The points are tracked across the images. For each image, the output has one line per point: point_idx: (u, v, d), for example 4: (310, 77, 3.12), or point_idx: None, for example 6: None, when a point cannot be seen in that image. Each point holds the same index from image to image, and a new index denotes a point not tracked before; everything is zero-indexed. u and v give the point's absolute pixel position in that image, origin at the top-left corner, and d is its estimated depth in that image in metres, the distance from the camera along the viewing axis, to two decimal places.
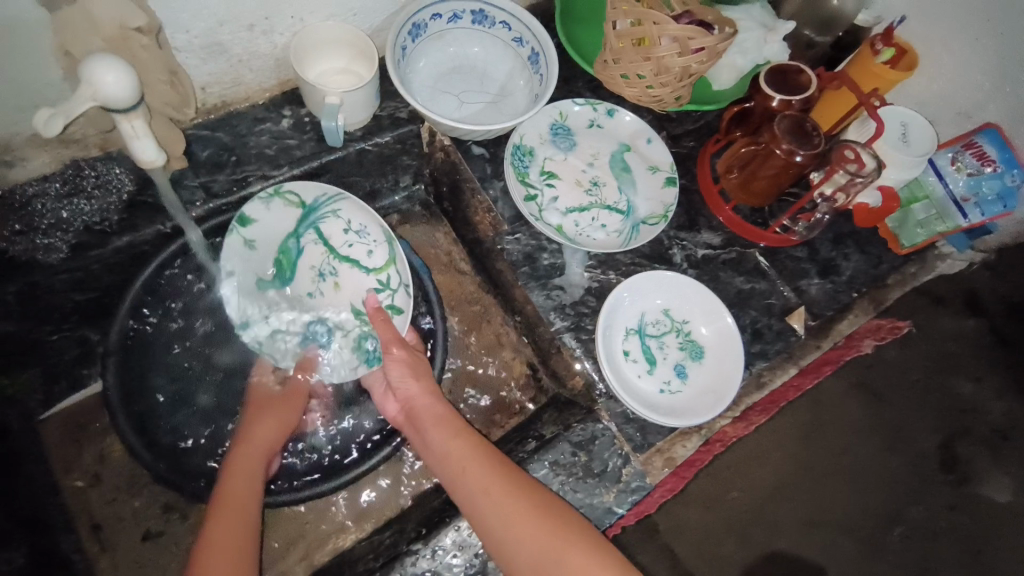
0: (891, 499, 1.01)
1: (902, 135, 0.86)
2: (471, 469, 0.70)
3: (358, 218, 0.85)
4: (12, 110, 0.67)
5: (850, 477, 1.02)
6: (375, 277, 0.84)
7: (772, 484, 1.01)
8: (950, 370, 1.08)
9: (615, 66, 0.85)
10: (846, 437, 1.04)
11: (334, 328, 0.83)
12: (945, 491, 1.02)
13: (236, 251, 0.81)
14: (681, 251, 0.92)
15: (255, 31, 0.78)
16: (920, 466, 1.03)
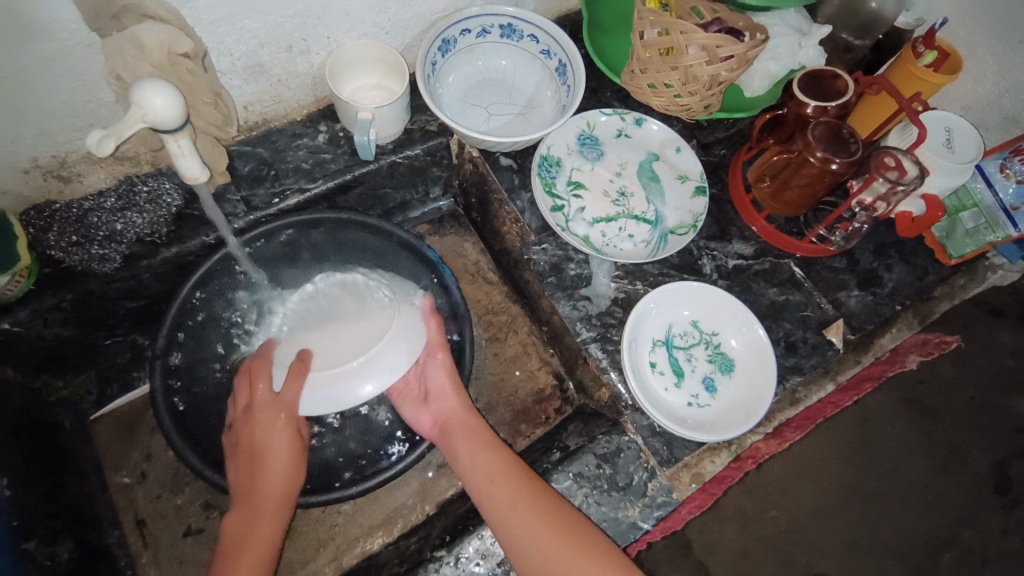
0: (945, 522, 0.97)
1: (946, 139, 0.82)
2: (499, 482, 0.72)
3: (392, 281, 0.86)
4: (71, 132, 0.73)
5: (903, 497, 0.98)
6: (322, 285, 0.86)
7: (815, 504, 0.98)
8: (1008, 388, 1.04)
9: (643, 75, 0.85)
10: (897, 454, 1.00)
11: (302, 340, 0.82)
12: (999, 516, 0.98)
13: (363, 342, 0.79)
14: (711, 262, 0.90)
15: (293, 52, 0.81)
16: (975, 487, 0.99)
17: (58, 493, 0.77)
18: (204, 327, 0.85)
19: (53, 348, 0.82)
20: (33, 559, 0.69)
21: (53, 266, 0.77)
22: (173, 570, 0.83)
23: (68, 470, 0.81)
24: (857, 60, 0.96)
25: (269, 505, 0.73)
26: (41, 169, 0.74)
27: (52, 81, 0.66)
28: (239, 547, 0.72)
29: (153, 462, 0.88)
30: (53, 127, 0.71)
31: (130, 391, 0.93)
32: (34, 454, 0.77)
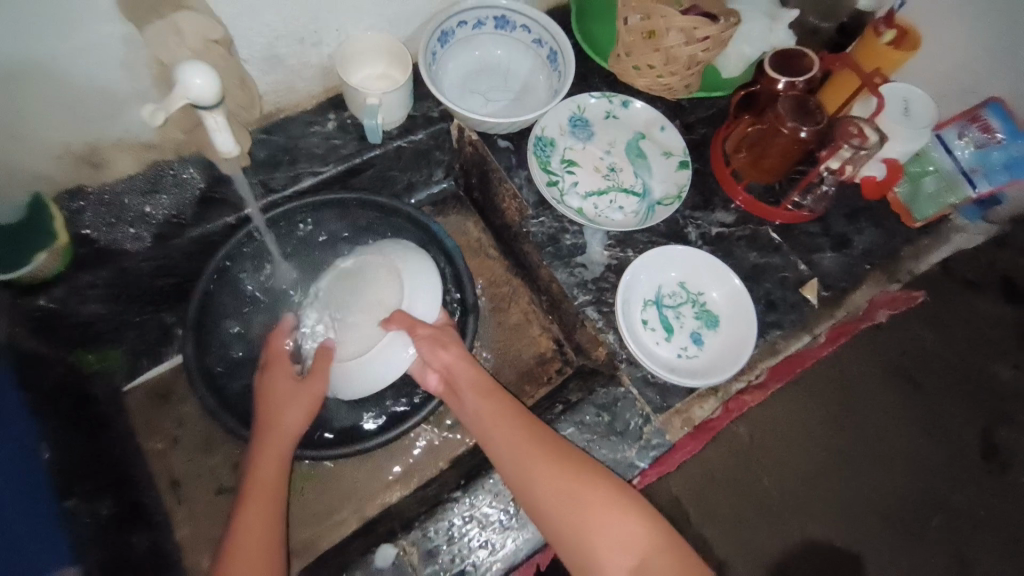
0: (918, 477, 1.07)
1: (904, 109, 0.90)
2: (499, 426, 0.78)
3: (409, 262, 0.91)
4: (105, 121, 0.79)
5: (880, 460, 1.07)
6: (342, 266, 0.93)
7: (799, 466, 1.07)
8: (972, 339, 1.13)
9: (628, 58, 0.92)
10: (871, 421, 1.09)
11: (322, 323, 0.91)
12: (967, 467, 1.08)
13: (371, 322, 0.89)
14: (696, 230, 0.98)
15: (306, 44, 0.88)
16: (944, 443, 1.08)
17: (98, 456, 0.83)
18: (234, 299, 0.95)
19: (88, 324, 0.89)
20: (74, 516, 0.75)
21: (85, 246, 0.84)
22: (208, 525, 0.89)
23: (105, 436, 0.87)
24: (824, 41, 1.04)
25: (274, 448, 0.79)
26: (74, 155, 0.81)
27: (87, 67, 0.72)
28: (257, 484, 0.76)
29: (184, 429, 0.95)
30: (87, 115, 0.77)
31: (160, 364, 0.99)
32: (74, 420, 0.84)
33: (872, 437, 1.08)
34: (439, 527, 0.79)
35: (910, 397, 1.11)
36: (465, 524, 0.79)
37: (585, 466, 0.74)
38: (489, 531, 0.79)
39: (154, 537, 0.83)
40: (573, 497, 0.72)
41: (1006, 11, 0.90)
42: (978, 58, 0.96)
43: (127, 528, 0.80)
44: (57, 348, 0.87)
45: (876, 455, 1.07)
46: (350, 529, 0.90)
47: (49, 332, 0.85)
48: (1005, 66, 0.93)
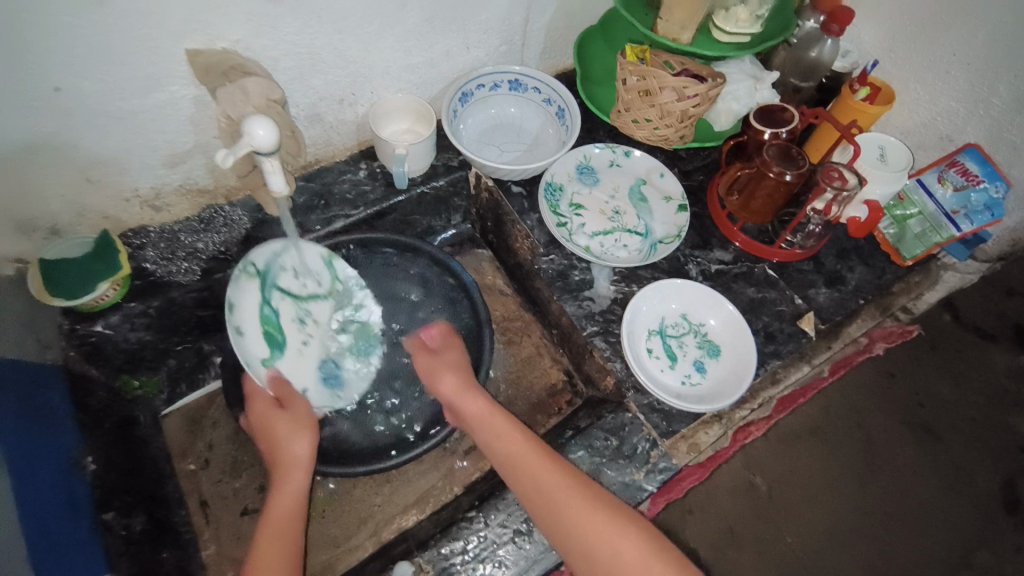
0: (954, 540, 1.03)
1: (880, 155, 0.99)
2: (509, 451, 0.80)
3: (298, 258, 0.95)
4: (168, 168, 0.91)
5: (913, 521, 1.04)
6: (331, 295, 0.99)
7: (828, 529, 1.03)
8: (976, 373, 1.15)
9: (627, 113, 1.04)
10: (903, 478, 1.06)
11: (339, 354, 1.00)
12: (1003, 525, 1.04)
13: (292, 329, 0.95)
14: (696, 267, 1.05)
15: (344, 104, 1.01)
16: (975, 502, 1.06)
17: (135, 473, 0.89)
18: None
19: (134, 351, 0.97)
20: (110, 528, 0.80)
21: (140, 278, 0.93)
22: (232, 546, 0.93)
23: (143, 456, 0.92)
24: (807, 98, 1.15)
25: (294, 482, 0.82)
26: (139, 198, 0.92)
27: (159, 124, 0.84)
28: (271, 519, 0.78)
29: (215, 451, 1.00)
30: (153, 162, 0.89)
31: (197, 390, 1.07)
32: (116, 440, 0.90)
33: (887, 484, 1.06)
34: (454, 544, 0.82)
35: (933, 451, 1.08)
36: (481, 542, 0.82)
37: (588, 493, 0.75)
38: (503, 549, 0.82)
39: (182, 554, 0.87)
40: (571, 527, 0.72)
41: (969, 70, 1.00)
42: (949, 111, 1.05)
43: (158, 544, 0.84)
44: (105, 373, 0.95)
45: (910, 517, 1.04)
46: (367, 551, 0.92)
47: (99, 358, 0.93)
48: (975, 117, 1.02)
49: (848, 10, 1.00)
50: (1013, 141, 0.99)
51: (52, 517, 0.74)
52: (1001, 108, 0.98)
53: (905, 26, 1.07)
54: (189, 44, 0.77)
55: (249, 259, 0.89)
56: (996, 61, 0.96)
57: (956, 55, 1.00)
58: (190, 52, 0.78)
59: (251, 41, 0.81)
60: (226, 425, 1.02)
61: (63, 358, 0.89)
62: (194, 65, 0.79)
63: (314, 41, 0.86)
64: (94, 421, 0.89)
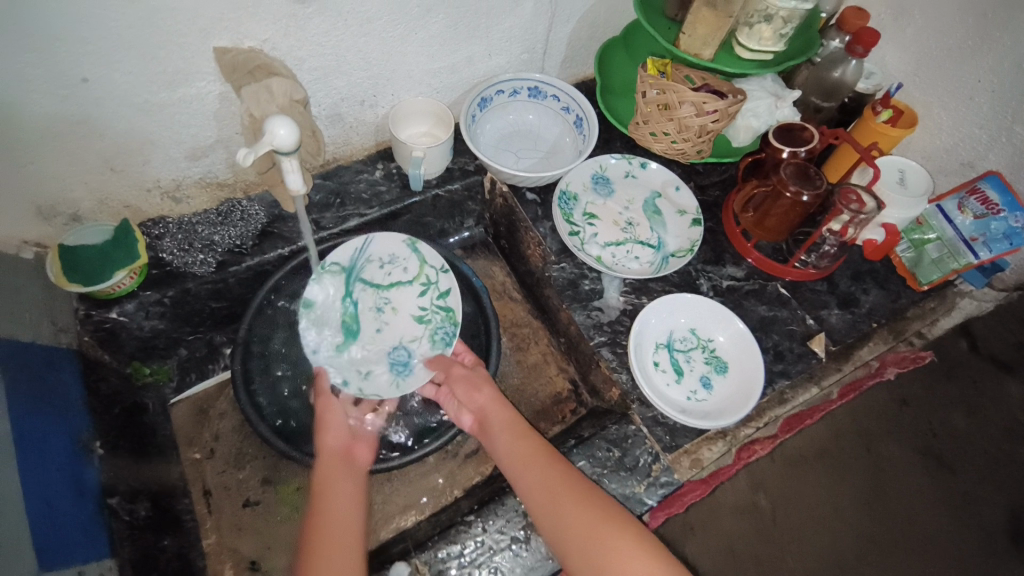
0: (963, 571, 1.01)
1: (899, 180, 0.98)
2: (533, 469, 0.80)
3: (387, 250, 1.04)
4: (189, 161, 0.92)
5: (922, 551, 1.02)
6: (417, 283, 1.03)
7: (833, 550, 1.02)
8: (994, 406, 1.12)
9: (645, 126, 1.04)
10: (914, 505, 1.05)
11: (411, 339, 0.99)
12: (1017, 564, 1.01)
13: (369, 316, 1.01)
14: (707, 281, 1.05)
15: (365, 105, 1.02)
16: (989, 536, 1.03)
17: (142, 459, 0.90)
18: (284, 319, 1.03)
19: (147, 339, 0.98)
20: (116, 512, 0.81)
21: (158, 268, 0.95)
22: (231, 538, 0.93)
23: (150, 443, 0.94)
24: (827, 117, 1.14)
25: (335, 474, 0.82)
26: (159, 189, 0.94)
27: (184, 118, 0.86)
28: (319, 509, 0.78)
29: (221, 441, 1.00)
30: (175, 155, 0.90)
31: (206, 380, 1.06)
32: (125, 425, 0.91)
33: (895, 512, 1.04)
34: (451, 548, 0.81)
35: (947, 482, 1.07)
36: (477, 547, 0.82)
37: (608, 516, 0.75)
38: (500, 556, 0.81)
39: (183, 542, 0.88)
40: (589, 550, 0.72)
41: (994, 96, 0.98)
42: (971, 136, 1.04)
43: (160, 530, 0.85)
44: (118, 359, 0.96)
45: (923, 546, 1.02)
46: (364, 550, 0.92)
47: (113, 344, 0.95)
48: (999, 143, 1.01)
49: (874, 31, 0.99)
50: None
51: (61, 495, 0.76)
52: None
53: (930, 49, 1.06)
54: (218, 42, 0.79)
55: (331, 257, 1.01)
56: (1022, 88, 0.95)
57: (980, 81, 0.99)
58: (218, 50, 0.80)
59: (280, 41, 0.83)
60: (232, 417, 1.03)
61: (78, 343, 0.91)
62: (221, 63, 0.81)
63: (340, 43, 0.88)
64: (104, 405, 0.90)
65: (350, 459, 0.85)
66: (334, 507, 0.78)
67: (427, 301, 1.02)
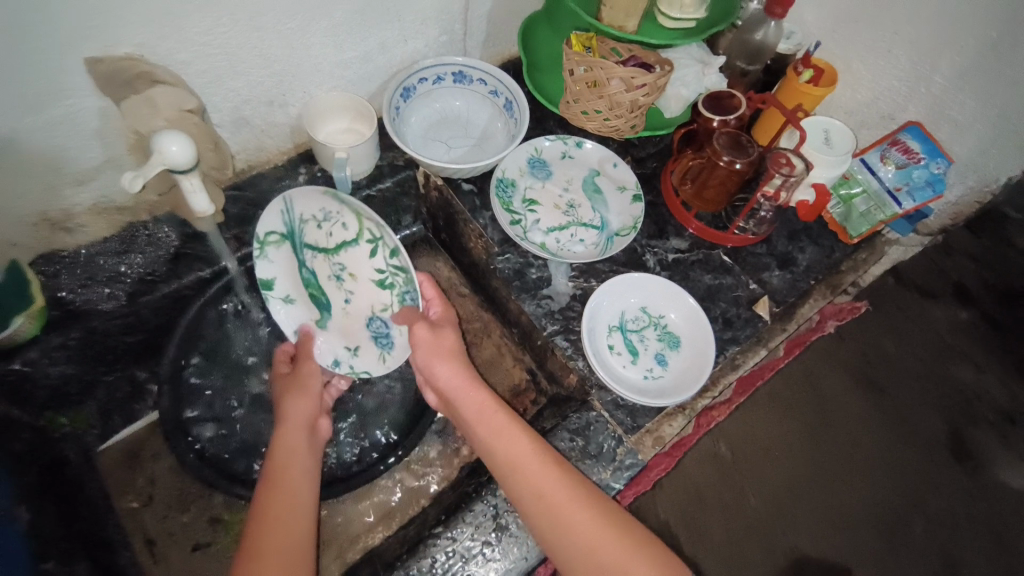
0: (911, 492, 1.16)
1: (825, 139, 1.00)
2: (519, 469, 0.75)
3: (313, 206, 0.86)
4: (77, 187, 0.82)
5: (873, 473, 1.16)
6: (364, 241, 0.85)
7: (787, 484, 1.16)
8: (947, 358, 1.26)
9: (576, 104, 1.02)
10: (854, 428, 1.19)
11: (382, 310, 0.89)
12: (963, 477, 1.18)
13: (332, 286, 0.90)
14: (653, 257, 1.05)
15: (274, 105, 0.94)
16: (935, 453, 1.18)
17: (72, 519, 0.83)
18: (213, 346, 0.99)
19: (58, 387, 0.89)
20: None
21: (60, 308, 0.86)
22: None
23: (79, 498, 0.86)
24: (753, 80, 1.14)
25: (298, 446, 0.81)
26: (44, 221, 0.83)
27: (59, 139, 0.75)
28: (279, 479, 0.75)
29: (158, 486, 0.95)
30: (59, 183, 0.80)
31: (133, 423, 1.00)
32: (46, 483, 0.83)
33: (840, 436, 1.19)
34: (423, 565, 0.79)
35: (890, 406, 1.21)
36: (449, 560, 0.79)
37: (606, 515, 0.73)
38: (472, 565, 0.80)
39: None
40: (586, 555, 0.69)
41: (911, 47, 0.99)
42: (889, 90, 1.05)
43: None
44: (28, 413, 0.87)
45: (882, 472, 1.16)
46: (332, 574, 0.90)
47: (20, 398, 0.85)
48: (916, 94, 1.02)
49: None
50: (954, 118, 1.00)
51: None
52: (941, 85, 0.99)
53: (845, 4, 1.05)
54: (87, 52, 0.70)
55: (265, 228, 0.88)
56: (937, 38, 0.95)
57: (896, 33, 1.00)
58: (90, 60, 0.70)
59: (158, 45, 0.74)
60: (167, 458, 0.97)
61: None
62: (94, 75, 0.72)
63: (230, 39, 0.79)
64: (20, 466, 0.81)
65: (313, 427, 0.86)
66: (295, 480, 0.76)
67: (380, 261, 0.85)
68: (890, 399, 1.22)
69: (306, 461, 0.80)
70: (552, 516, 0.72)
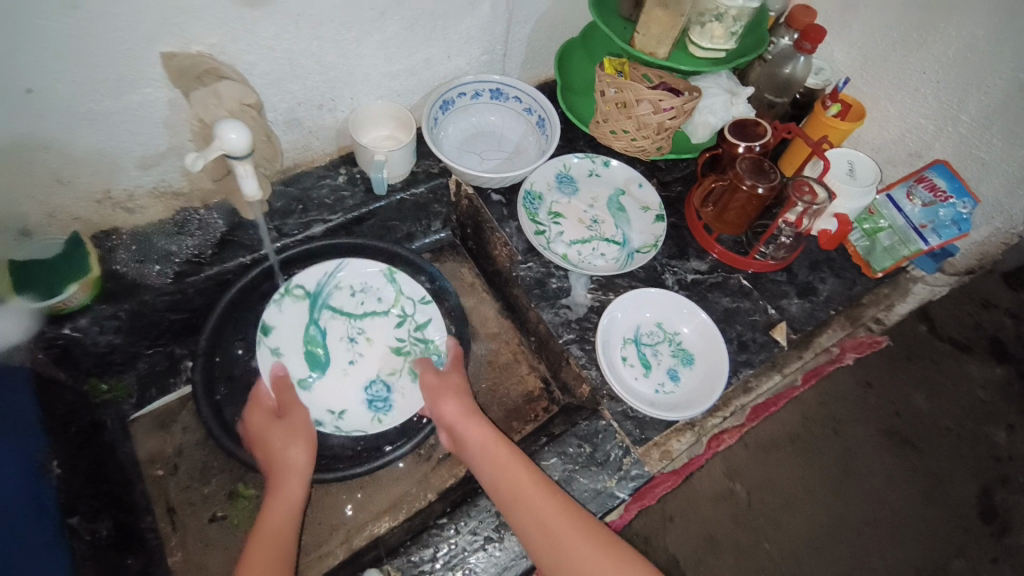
0: (937, 554, 1.18)
1: (848, 170, 1.03)
2: (521, 494, 0.78)
3: (358, 280, 1.06)
4: (141, 171, 0.90)
5: (893, 530, 1.19)
6: (392, 314, 1.06)
7: (806, 534, 1.18)
8: (984, 420, 1.30)
9: (605, 124, 1.08)
10: (878, 483, 1.22)
11: (389, 374, 1.01)
12: (989, 542, 1.19)
13: (338, 346, 1.02)
14: (672, 276, 1.07)
15: (323, 109, 1.01)
16: (961, 515, 1.21)
17: (101, 479, 0.87)
18: (248, 331, 1.03)
19: (102, 354, 0.95)
20: (76, 532, 0.79)
21: (114, 280, 0.93)
22: (199, 552, 0.93)
23: (109, 460, 0.91)
24: (780, 113, 1.17)
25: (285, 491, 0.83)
26: (110, 201, 0.91)
27: (132, 125, 0.83)
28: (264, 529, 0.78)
29: (184, 457, 1.00)
30: (125, 166, 0.88)
31: (166, 395, 1.04)
32: (81, 442, 0.88)
33: (861, 485, 1.22)
34: (426, 553, 0.81)
35: (917, 461, 1.24)
36: (450, 550, 0.81)
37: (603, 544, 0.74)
38: (473, 558, 0.81)
39: (148, 562, 0.86)
40: None
41: (937, 87, 1.01)
42: (915, 127, 1.07)
43: (123, 551, 0.83)
44: (73, 376, 0.93)
45: (903, 530, 1.19)
46: (337, 559, 0.92)
47: (67, 361, 0.92)
48: (942, 133, 1.04)
49: (820, 28, 1.02)
50: (980, 158, 1.01)
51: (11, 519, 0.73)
52: (967, 125, 1.00)
53: (876, 44, 1.08)
54: (165, 47, 0.77)
55: (294, 283, 1.01)
56: (964, 78, 0.97)
57: (925, 73, 1.02)
58: (165, 55, 0.78)
59: (228, 46, 0.82)
60: (195, 431, 1.02)
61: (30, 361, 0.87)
62: (169, 68, 0.79)
63: (292, 46, 0.87)
64: (60, 424, 0.87)
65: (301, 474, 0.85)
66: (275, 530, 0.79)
67: (403, 332, 1.05)
68: (916, 451, 1.25)
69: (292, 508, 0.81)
70: (553, 540, 0.74)
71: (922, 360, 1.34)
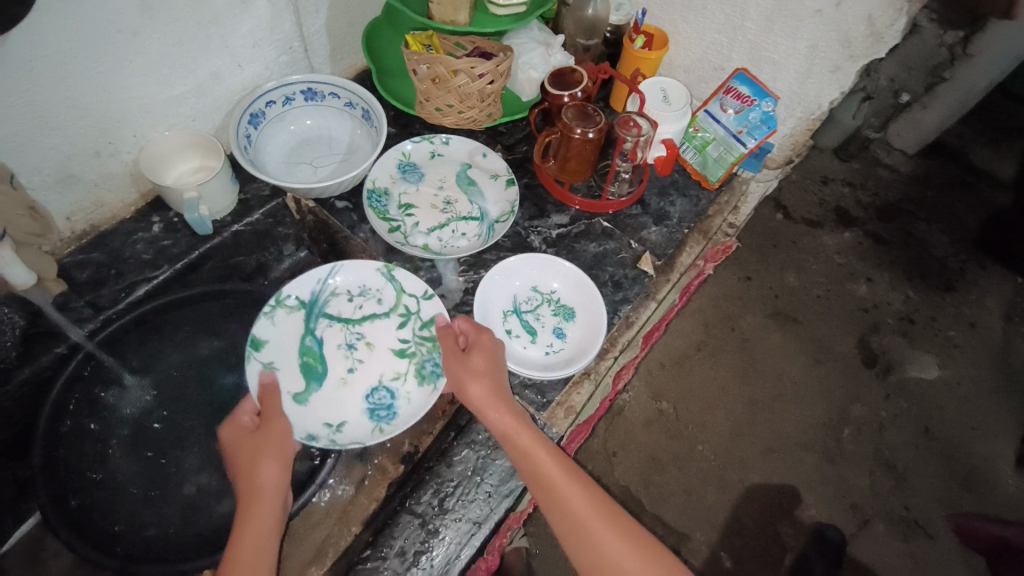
0: (838, 404, 1.34)
1: (662, 96, 1.08)
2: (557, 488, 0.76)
3: (355, 281, 0.97)
4: None
5: (795, 399, 1.34)
6: (394, 314, 0.96)
7: (727, 428, 1.30)
8: (847, 279, 1.49)
9: (428, 103, 1.03)
10: (772, 361, 1.37)
11: (394, 376, 0.93)
12: (877, 383, 1.37)
13: (337, 355, 0.94)
14: (538, 236, 1.07)
15: (103, 156, 0.88)
16: (849, 367, 1.38)
17: None
18: (94, 427, 0.91)
19: None
20: None
21: None
22: None
23: None
24: (597, 54, 1.19)
25: (262, 513, 0.74)
26: None
27: None
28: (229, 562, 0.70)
29: None
30: None
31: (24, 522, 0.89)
32: None
33: (759, 370, 1.36)
34: None
35: (800, 330, 1.42)
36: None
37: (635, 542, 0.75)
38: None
39: None
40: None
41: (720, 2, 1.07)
42: (714, 42, 1.13)
43: None
44: None
45: (800, 395, 1.34)
46: None
47: None
48: (735, 43, 1.11)
49: None
50: (772, 58, 1.09)
51: None
52: (754, 31, 1.07)
53: None
54: None
55: (285, 293, 0.95)
56: None
57: None
58: None
59: None
60: None
61: None
62: None
63: (33, 96, 0.75)
64: None
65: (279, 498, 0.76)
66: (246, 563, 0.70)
67: (407, 332, 0.95)
68: (799, 324, 1.43)
69: (267, 542, 0.73)
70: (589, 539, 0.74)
71: (784, 244, 1.53)
